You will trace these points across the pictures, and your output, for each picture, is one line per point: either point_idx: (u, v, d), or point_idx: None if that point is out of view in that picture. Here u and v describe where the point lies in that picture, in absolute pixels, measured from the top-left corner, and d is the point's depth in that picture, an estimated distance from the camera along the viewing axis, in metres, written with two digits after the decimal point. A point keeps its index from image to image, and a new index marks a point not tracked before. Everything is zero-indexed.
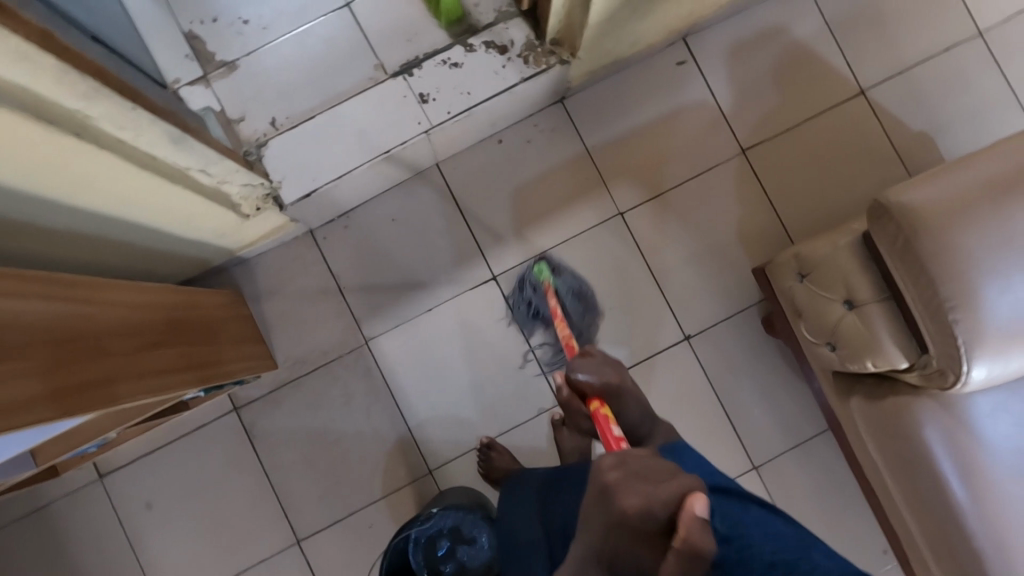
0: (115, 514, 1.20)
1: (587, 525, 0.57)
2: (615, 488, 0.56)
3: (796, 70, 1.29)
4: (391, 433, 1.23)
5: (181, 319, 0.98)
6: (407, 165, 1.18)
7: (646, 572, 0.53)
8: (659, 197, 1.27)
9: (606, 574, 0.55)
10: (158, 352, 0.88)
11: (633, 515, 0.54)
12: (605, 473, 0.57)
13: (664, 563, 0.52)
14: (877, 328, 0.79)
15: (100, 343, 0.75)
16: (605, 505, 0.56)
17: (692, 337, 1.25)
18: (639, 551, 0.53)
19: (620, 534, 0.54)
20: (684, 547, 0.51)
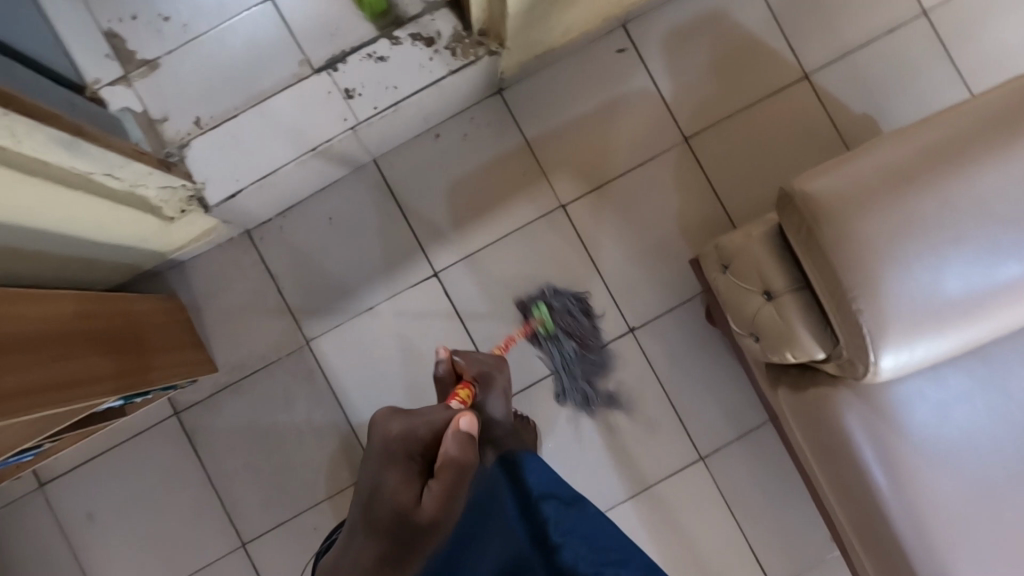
0: (57, 522, 1.19)
1: (364, 484, 0.72)
2: (395, 433, 0.74)
3: (738, 55, 1.27)
4: (334, 433, 1.22)
5: (107, 325, 0.96)
6: (340, 162, 1.16)
7: (407, 506, 0.68)
8: (600, 188, 1.25)
9: (374, 523, 0.68)
10: (79, 361, 0.86)
11: (398, 450, 0.73)
12: (386, 423, 0.76)
13: (432, 487, 0.69)
14: (793, 319, 0.78)
15: (8, 360, 0.73)
16: (379, 446, 0.74)
17: (636, 329, 1.24)
18: (404, 487, 0.70)
19: (386, 471, 0.71)
20: (444, 466, 0.69)
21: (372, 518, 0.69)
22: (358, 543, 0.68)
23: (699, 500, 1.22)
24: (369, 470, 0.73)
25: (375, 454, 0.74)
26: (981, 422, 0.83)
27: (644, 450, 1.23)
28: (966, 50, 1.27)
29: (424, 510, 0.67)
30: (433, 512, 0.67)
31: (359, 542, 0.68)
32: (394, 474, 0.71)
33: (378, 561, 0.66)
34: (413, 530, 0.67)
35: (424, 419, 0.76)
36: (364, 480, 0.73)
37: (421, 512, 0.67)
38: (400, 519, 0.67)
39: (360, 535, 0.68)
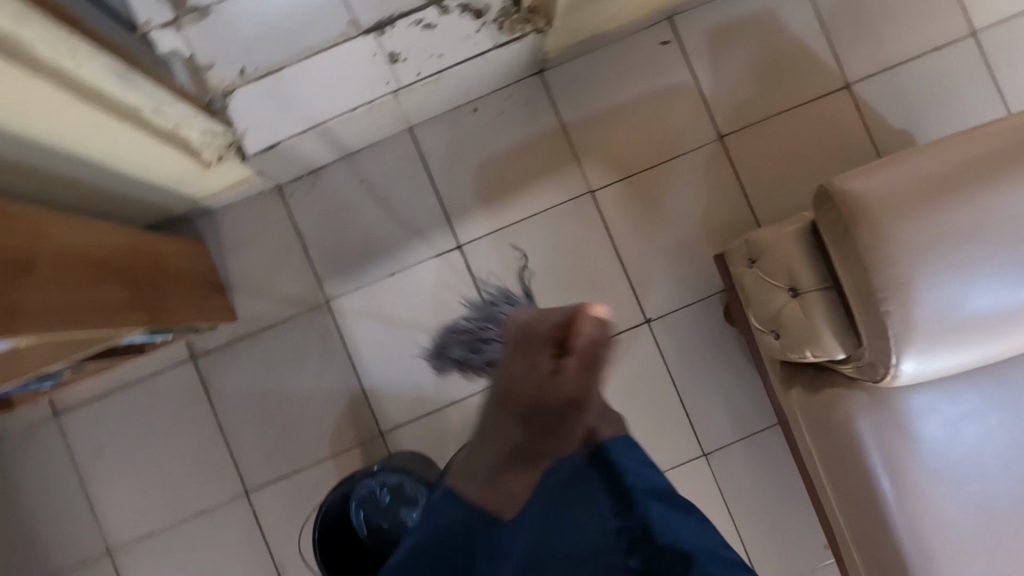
0: (67, 452, 1.21)
1: (496, 382, 0.60)
2: (523, 329, 0.61)
3: (781, 58, 1.26)
4: (344, 393, 1.23)
5: (136, 262, 0.98)
6: (377, 125, 1.17)
7: (544, 384, 0.57)
8: (631, 177, 1.25)
9: (506, 412, 0.59)
10: (111, 292, 0.88)
11: (537, 334, 0.59)
12: (525, 318, 0.62)
13: (564, 373, 0.57)
14: (817, 318, 0.79)
15: (44, 275, 0.75)
16: (512, 336, 0.61)
17: (652, 320, 1.25)
18: (541, 369, 0.57)
19: (528, 361, 0.58)
20: (581, 350, 0.57)
21: (510, 404, 0.58)
22: (501, 433, 0.59)
23: (697, 495, 1.23)
24: (501, 365, 0.61)
25: (510, 348, 0.60)
26: (995, 442, 0.82)
27: (648, 440, 1.24)
28: (1011, 75, 1.26)
29: (563, 391, 0.57)
30: (574, 395, 0.57)
31: (499, 436, 0.59)
32: (522, 366, 0.59)
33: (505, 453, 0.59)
34: (554, 405, 0.57)
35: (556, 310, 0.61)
36: (492, 377, 0.61)
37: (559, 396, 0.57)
38: (541, 403, 0.57)
39: (501, 427, 0.59)
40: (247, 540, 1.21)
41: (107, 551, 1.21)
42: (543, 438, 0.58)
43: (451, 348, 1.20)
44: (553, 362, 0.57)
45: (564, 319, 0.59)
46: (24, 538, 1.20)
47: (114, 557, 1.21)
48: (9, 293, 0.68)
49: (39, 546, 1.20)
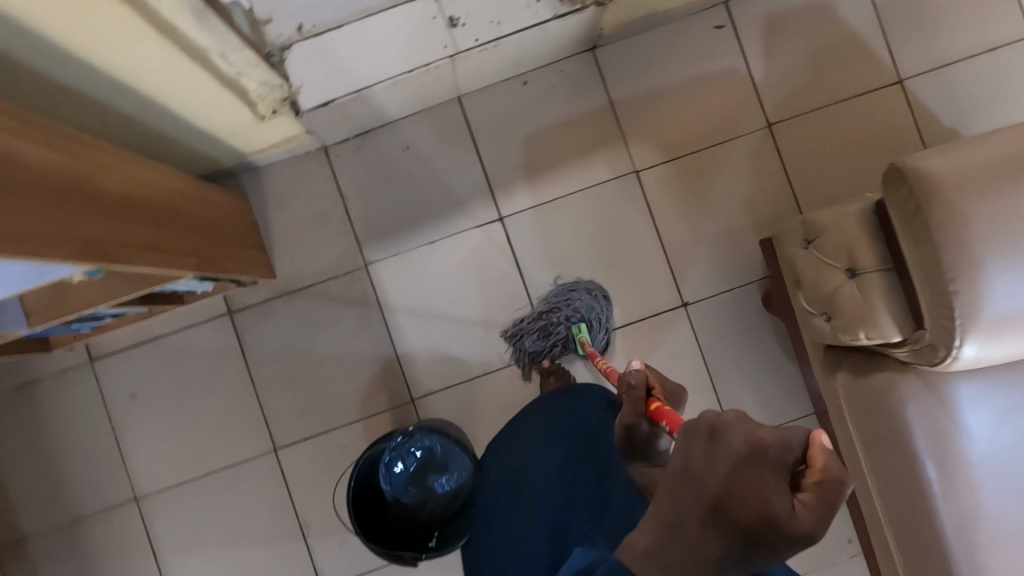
0: (101, 398, 1.21)
1: (702, 484, 0.45)
2: (740, 433, 0.46)
3: (835, 50, 1.26)
4: (378, 357, 1.24)
5: (191, 207, 0.98)
6: (428, 91, 1.17)
7: (782, 518, 0.43)
8: (677, 160, 1.25)
9: (717, 526, 0.44)
10: (168, 232, 0.88)
11: (774, 455, 0.45)
12: (742, 419, 0.47)
13: (805, 508, 0.44)
14: (875, 299, 0.79)
15: (106, 204, 0.76)
16: (729, 444, 0.45)
17: (689, 304, 1.24)
18: (779, 502, 0.43)
19: (759, 486, 0.44)
20: (821, 485, 0.46)
21: (715, 516, 0.44)
22: (691, 545, 0.44)
23: None
24: (699, 459, 0.46)
25: (723, 450, 0.45)
26: None
27: None
28: None
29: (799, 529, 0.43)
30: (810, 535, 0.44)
31: (689, 544, 0.44)
32: (734, 480, 0.44)
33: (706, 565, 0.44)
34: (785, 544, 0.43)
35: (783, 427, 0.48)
36: (686, 469, 0.46)
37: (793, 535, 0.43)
38: (762, 539, 0.43)
39: (693, 533, 0.44)
40: (273, 496, 1.22)
41: (134, 498, 1.22)
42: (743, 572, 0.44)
43: (528, 341, 1.20)
44: (787, 495, 0.44)
45: (801, 446, 0.48)
46: (53, 480, 1.21)
47: (141, 504, 1.22)
48: (68, 215, 0.67)
49: (68, 489, 1.21)
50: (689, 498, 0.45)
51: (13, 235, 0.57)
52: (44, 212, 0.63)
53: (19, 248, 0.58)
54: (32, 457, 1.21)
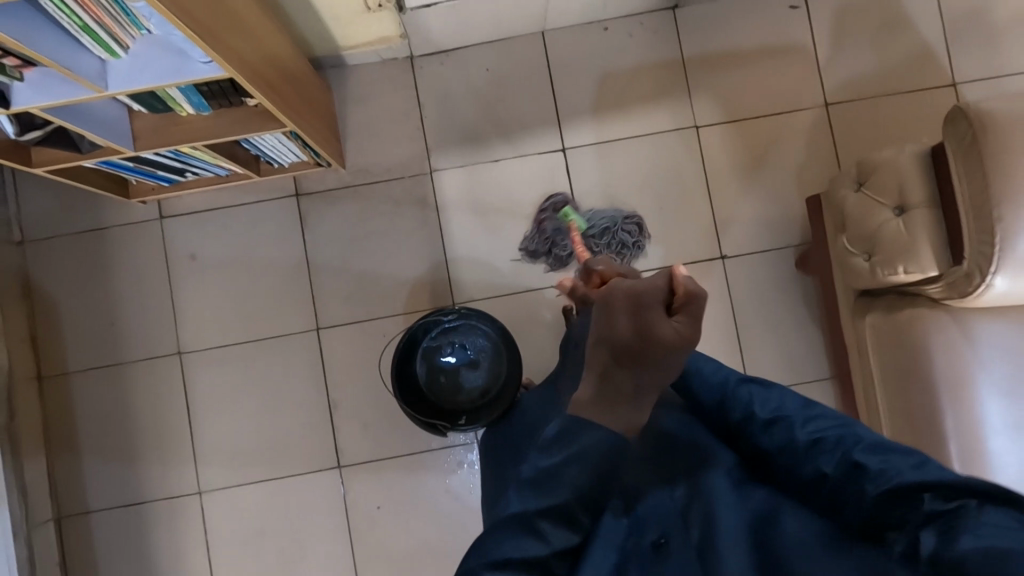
0: (164, 253, 1.28)
1: (614, 338, 0.62)
2: (628, 296, 0.63)
3: (898, 45, 1.34)
4: (428, 258, 1.30)
5: (294, 70, 1.07)
6: (519, 16, 1.25)
7: (659, 336, 0.61)
8: (736, 122, 1.33)
9: (624, 358, 0.62)
10: (278, 79, 0.97)
11: (651, 300, 0.63)
12: (629, 284, 0.64)
13: (678, 322, 0.62)
14: (919, 235, 0.85)
15: (243, 30, 0.85)
16: (622, 302, 0.63)
17: (727, 257, 1.31)
18: (659, 325, 0.62)
19: (646, 324, 0.62)
20: (686, 301, 0.63)
21: (617, 356, 0.62)
22: (616, 386, 0.62)
23: None
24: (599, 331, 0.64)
25: (621, 309, 0.63)
26: None
27: None
28: None
29: (669, 336, 0.62)
30: (684, 339, 0.62)
31: (616, 385, 0.62)
32: (631, 327, 0.62)
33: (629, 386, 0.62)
34: (662, 347, 0.61)
35: (653, 275, 0.66)
36: (601, 334, 0.63)
37: (669, 340, 0.61)
38: (660, 357, 0.62)
39: (608, 382, 0.62)
40: (309, 372, 1.28)
41: (177, 353, 1.27)
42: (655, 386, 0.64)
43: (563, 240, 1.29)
44: (666, 319, 0.62)
45: (666, 282, 0.65)
46: (105, 322, 1.28)
47: (183, 361, 1.27)
48: (212, 12, 0.75)
49: (118, 334, 1.28)
50: (607, 352, 0.63)
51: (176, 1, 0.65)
52: (198, 1, 0.71)
53: (178, 13, 0.65)
54: (90, 297, 1.28)
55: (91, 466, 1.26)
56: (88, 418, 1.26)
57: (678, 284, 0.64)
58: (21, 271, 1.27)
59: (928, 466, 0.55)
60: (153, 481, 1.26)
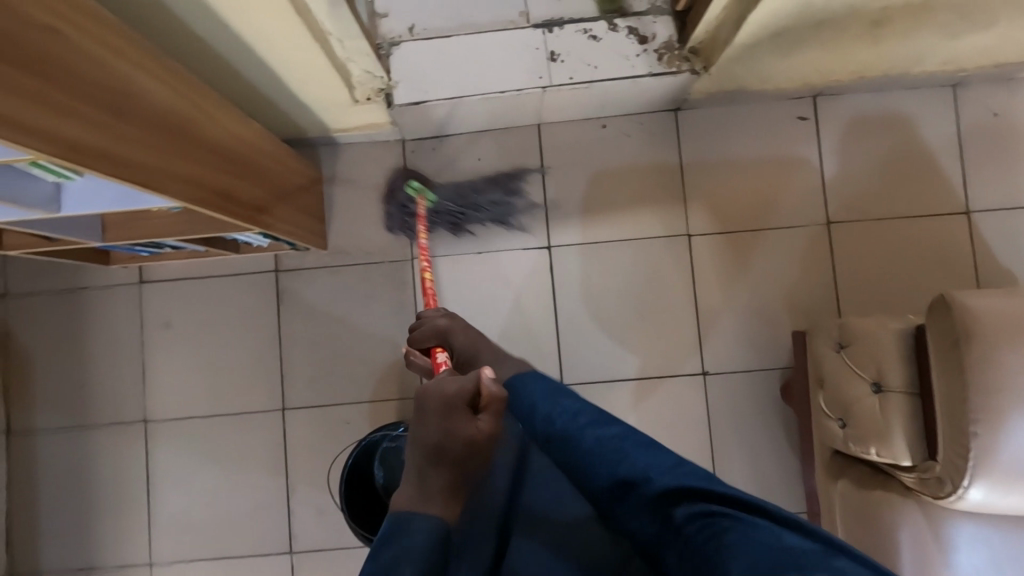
0: (139, 318, 1.28)
1: (421, 441, 0.64)
2: (446, 399, 0.65)
3: (907, 165, 1.27)
4: (400, 346, 1.28)
5: (266, 165, 1.03)
6: (513, 112, 1.22)
7: (477, 438, 0.64)
8: (730, 233, 1.28)
9: (445, 466, 0.62)
10: (239, 183, 0.93)
11: (459, 402, 0.65)
12: (438, 387, 0.66)
13: (485, 422, 0.65)
14: (894, 419, 0.80)
15: (198, 147, 0.81)
16: (436, 409, 0.64)
17: (708, 374, 1.26)
18: (472, 424, 0.65)
19: (457, 423, 0.64)
20: (492, 403, 0.66)
21: (439, 464, 0.62)
22: (429, 487, 0.61)
23: None
24: (424, 435, 0.64)
25: (431, 414, 0.65)
26: None
27: None
28: None
29: (485, 432, 0.65)
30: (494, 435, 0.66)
31: (430, 481, 0.62)
32: (464, 429, 0.64)
33: (453, 484, 0.62)
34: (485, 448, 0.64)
35: (456, 377, 0.67)
36: (421, 446, 0.64)
37: (485, 441, 0.65)
38: (468, 456, 0.64)
39: (424, 486, 0.62)
40: (270, 451, 1.26)
41: (143, 420, 1.27)
42: (464, 487, 0.63)
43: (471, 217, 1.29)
44: (472, 419, 0.65)
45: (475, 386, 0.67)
46: (77, 381, 1.28)
47: (146, 428, 1.27)
48: (150, 144, 0.70)
49: (86, 397, 1.28)
50: (418, 457, 0.64)
51: (90, 148, 0.60)
52: (138, 141, 0.68)
53: (92, 161, 0.60)
54: (65, 355, 1.28)
55: (48, 523, 1.26)
56: (48, 476, 1.27)
57: (488, 388, 0.66)
58: None
59: (673, 475, 0.63)
60: (105, 546, 1.25)
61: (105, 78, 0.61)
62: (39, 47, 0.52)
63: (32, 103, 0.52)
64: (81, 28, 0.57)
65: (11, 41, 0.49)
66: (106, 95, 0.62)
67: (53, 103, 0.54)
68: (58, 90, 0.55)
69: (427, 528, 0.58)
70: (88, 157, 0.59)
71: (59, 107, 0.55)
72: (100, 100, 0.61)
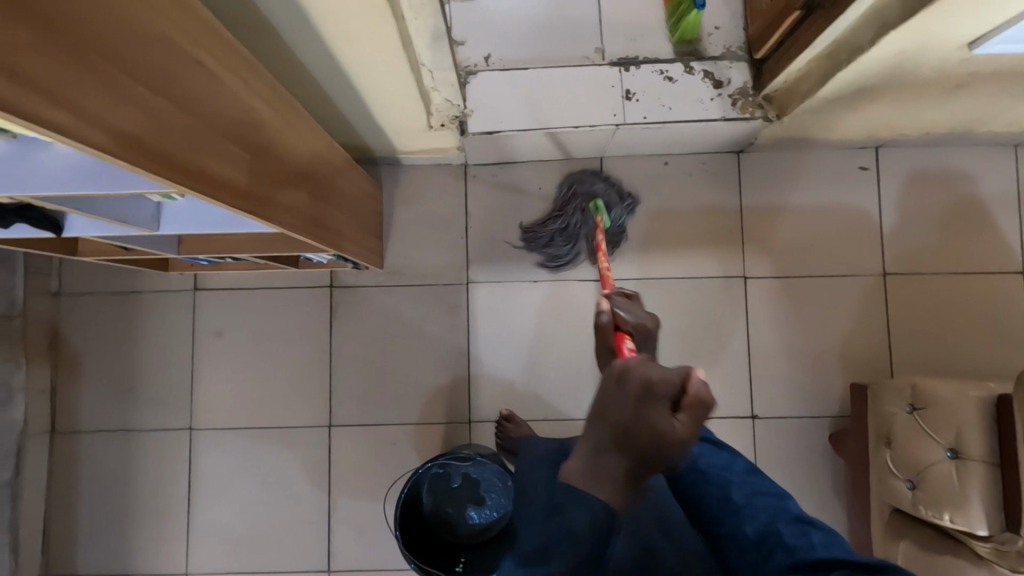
0: (192, 325, 1.28)
1: (610, 418, 0.51)
2: (648, 386, 0.51)
3: (967, 221, 1.28)
4: (450, 370, 1.28)
5: (331, 180, 0.97)
6: (579, 146, 1.23)
7: (669, 443, 0.51)
8: (787, 277, 1.28)
9: (628, 453, 0.51)
10: (307, 197, 0.87)
11: (663, 392, 0.52)
12: (641, 365, 0.53)
13: (681, 426, 0.52)
14: (971, 487, 0.81)
15: (273, 159, 0.75)
16: (634, 391, 0.51)
17: (757, 417, 1.26)
18: (668, 423, 0.51)
19: (655, 415, 0.51)
20: (694, 410, 0.52)
21: (625, 447, 0.51)
22: (608, 462, 0.51)
23: None
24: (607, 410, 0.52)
25: (626, 394, 0.51)
26: None
27: None
28: None
29: (675, 439, 0.51)
30: (684, 446, 0.52)
31: (605, 459, 0.51)
32: (661, 426, 0.51)
33: (633, 473, 0.51)
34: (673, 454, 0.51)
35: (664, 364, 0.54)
36: (601, 414, 0.52)
37: (673, 447, 0.51)
38: (654, 454, 0.51)
39: (602, 453, 0.51)
40: (314, 468, 1.26)
41: (188, 428, 1.27)
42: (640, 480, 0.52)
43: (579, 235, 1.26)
44: (668, 416, 0.51)
45: (680, 382, 0.53)
46: (123, 385, 1.27)
47: (192, 436, 1.26)
48: (229, 155, 0.64)
49: (134, 401, 1.27)
50: (598, 432, 0.52)
51: (156, 150, 0.52)
52: (216, 150, 0.61)
53: (145, 162, 0.50)
54: (113, 358, 1.28)
55: (85, 529, 1.25)
56: (90, 478, 1.26)
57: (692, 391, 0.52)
58: (50, 323, 1.27)
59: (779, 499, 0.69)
60: (140, 555, 1.24)
61: (188, 80, 0.56)
62: (126, 45, 0.47)
63: (94, 90, 0.44)
64: (158, 15, 0.51)
65: (87, 28, 0.43)
66: (183, 96, 0.55)
67: (136, 104, 0.49)
68: (141, 90, 0.49)
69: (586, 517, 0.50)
70: (165, 167, 0.53)
71: (124, 98, 0.47)
72: (176, 100, 0.54)
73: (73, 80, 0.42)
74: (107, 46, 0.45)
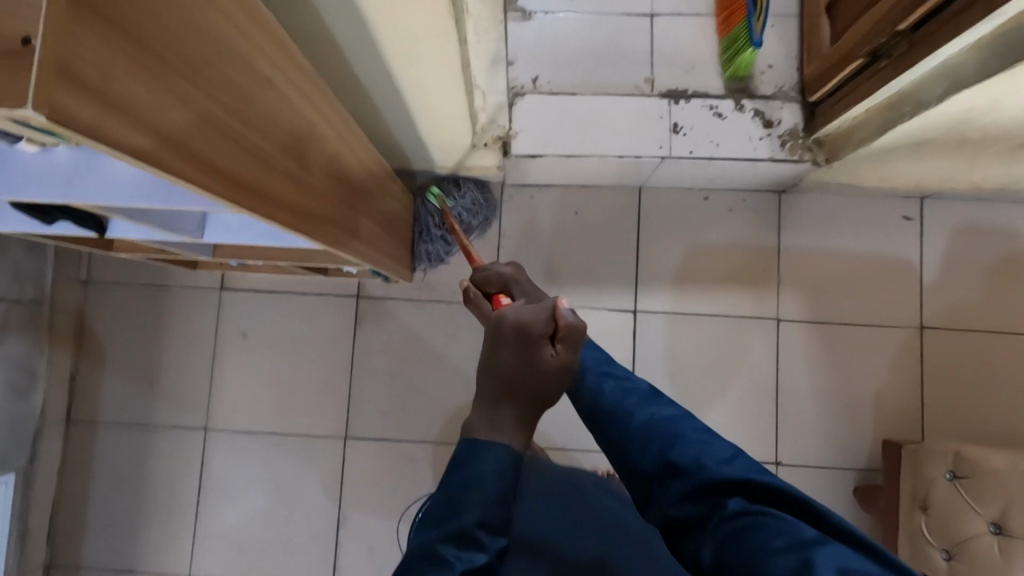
0: (216, 325, 1.27)
1: (496, 370, 0.53)
2: (520, 326, 0.54)
3: (1011, 280, 1.25)
4: (471, 390, 1.25)
5: (368, 189, 0.92)
6: (620, 174, 1.21)
7: (555, 374, 0.53)
8: (821, 322, 1.25)
9: (519, 399, 0.53)
10: (344, 207, 0.82)
11: (536, 331, 0.54)
12: (510, 311, 0.55)
13: (561, 353, 0.54)
14: (1015, 563, 0.81)
15: (316, 168, 0.70)
16: (509, 334, 0.54)
17: (781, 463, 1.23)
18: (549, 357, 0.53)
19: (534, 353, 0.53)
20: (570, 334, 0.55)
21: (515, 396, 0.53)
22: (501, 419, 0.53)
23: None
24: (491, 359, 0.54)
25: (505, 341, 0.54)
26: None
27: None
28: None
29: (557, 368, 0.54)
30: (568, 373, 0.55)
31: (500, 413, 0.53)
32: (544, 362, 0.53)
33: (527, 417, 0.53)
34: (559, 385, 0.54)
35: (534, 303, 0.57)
36: (487, 366, 0.54)
37: (557, 377, 0.54)
38: (543, 391, 0.53)
39: (496, 412, 0.53)
40: (327, 478, 1.24)
41: (204, 428, 1.25)
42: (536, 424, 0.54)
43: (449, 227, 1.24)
44: (545, 349, 0.54)
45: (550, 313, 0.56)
46: (142, 380, 1.26)
47: (207, 436, 1.25)
48: (275, 165, 0.59)
49: (152, 396, 1.26)
50: (485, 387, 0.54)
51: (207, 160, 0.47)
52: (263, 159, 0.56)
53: (189, 172, 0.44)
54: (135, 352, 1.27)
55: (93, 521, 1.24)
56: (102, 471, 1.25)
57: (563, 317, 0.55)
58: (77, 312, 1.27)
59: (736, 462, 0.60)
60: (146, 553, 1.23)
61: (247, 85, 0.51)
62: (190, 46, 0.42)
63: (155, 94, 0.39)
64: (227, 16, 0.46)
65: (156, 28, 0.38)
66: (240, 101, 0.50)
67: (192, 109, 0.43)
68: (200, 95, 0.44)
69: (498, 463, 0.50)
70: (213, 178, 0.48)
71: (182, 103, 0.42)
72: (232, 106, 0.49)
73: (136, 86, 0.37)
74: (173, 48, 0.40)
